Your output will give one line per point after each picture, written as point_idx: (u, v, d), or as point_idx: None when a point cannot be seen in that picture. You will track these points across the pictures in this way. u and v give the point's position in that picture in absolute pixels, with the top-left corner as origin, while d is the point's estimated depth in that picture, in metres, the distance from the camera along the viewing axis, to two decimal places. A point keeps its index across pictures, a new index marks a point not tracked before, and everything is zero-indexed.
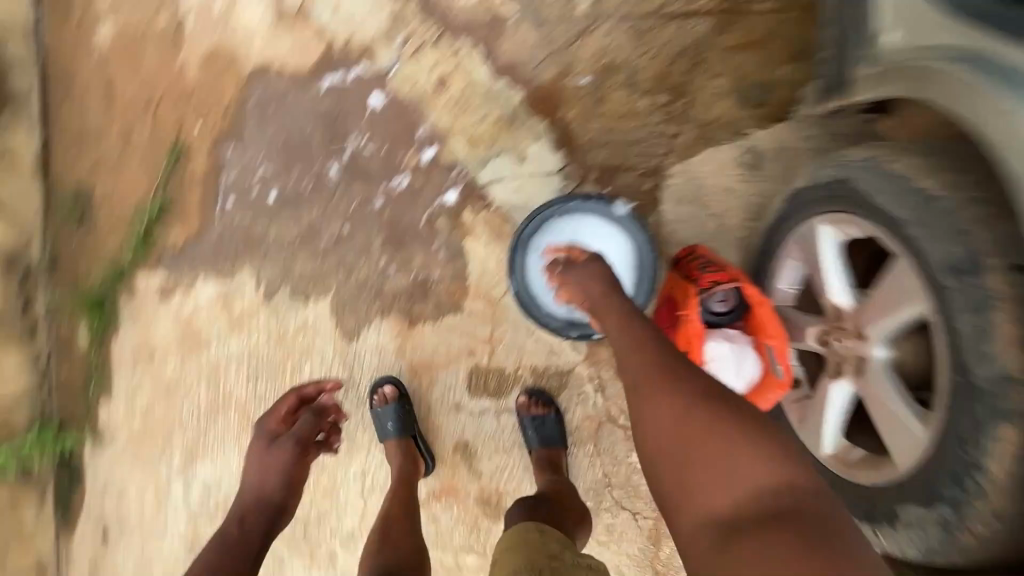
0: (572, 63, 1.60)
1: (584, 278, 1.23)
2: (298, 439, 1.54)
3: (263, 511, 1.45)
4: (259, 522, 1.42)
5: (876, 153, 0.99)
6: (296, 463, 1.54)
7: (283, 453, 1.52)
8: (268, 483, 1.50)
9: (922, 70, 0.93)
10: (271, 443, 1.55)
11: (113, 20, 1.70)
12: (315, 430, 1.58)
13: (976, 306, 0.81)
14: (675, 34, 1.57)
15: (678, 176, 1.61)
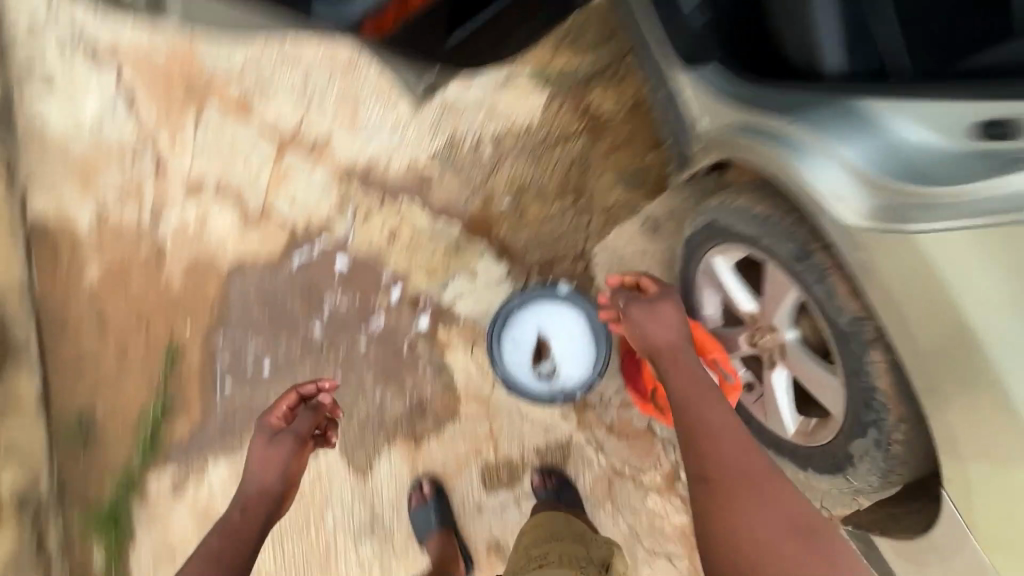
0: (492, 193, 2.01)
1: (663, 329, 1.34)
2: (296, 436, 1.54)
3: (261, 506, 1.44)
4: (256, 517, 1.42)
5: (722, 197, 1.34)
6: (295, 459, 1.53)
7: (283, 450, 1.50)
8: (269, 476, 1.48)
9: (728, 140, 1.33)
10: (273, 436, 1.53)
11: (98, 259, 1.96)
12: (314, 426, 1.56)
13: (819, 277, 1.09)
14: (562, 154, 2.02)
15: (601, 255, 1.99)
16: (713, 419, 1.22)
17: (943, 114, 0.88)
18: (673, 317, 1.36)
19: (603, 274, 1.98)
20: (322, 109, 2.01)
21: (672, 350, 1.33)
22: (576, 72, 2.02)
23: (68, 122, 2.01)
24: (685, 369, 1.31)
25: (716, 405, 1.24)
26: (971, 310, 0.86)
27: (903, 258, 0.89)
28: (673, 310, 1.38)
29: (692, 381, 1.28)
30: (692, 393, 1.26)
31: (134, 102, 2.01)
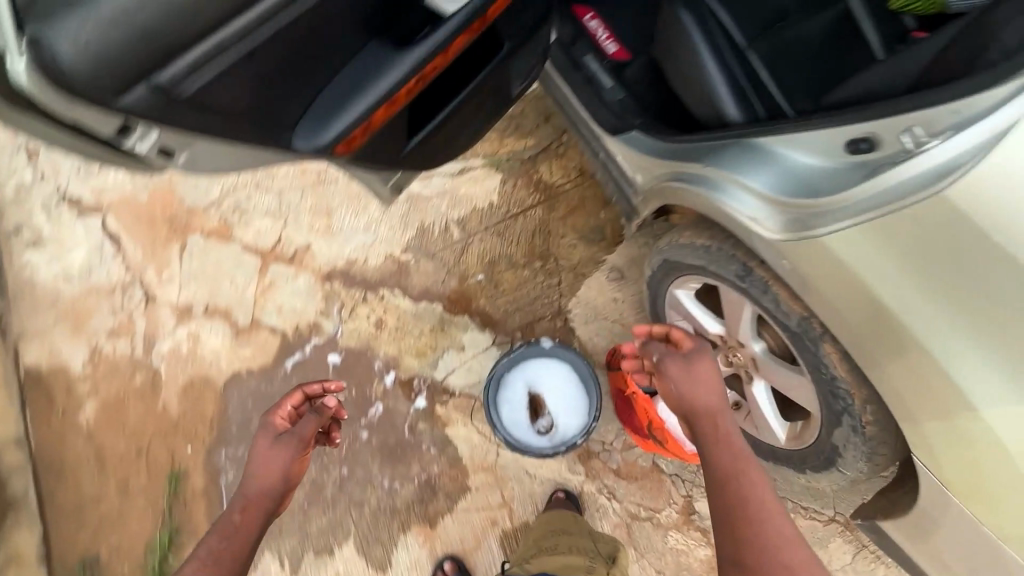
0: (465, 269, 2.16)
1: (700, 390, 1.30)
2: (300, 438, 1.36)
3: (256, 514, 1.25)
4: (249, 527, 1.23)
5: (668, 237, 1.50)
6: (296, 465, 1.34)
7: (286, 450, 1.32)
8: (269, 476, 1.30)
9: (660, 189, 1.51)
10: (276, 436, 1.36)
11: (94, 398, 2.03)
12: (319, 426, 1.38)
13: (764, 288, 1.23)
14: (524, 224, 2.21)
15: (578, 307, 2.11)
16: (753, 494, 1.16)
17: (820, 139, 1.01)
18: (711, 381, 1.32)
19: (581, 325, 2.09)
20: (298, 222, 2.18)
21: (709, 416, 1.29)
22: (523, 154, 2.27)
23: (57, 272, 2.12)
24: (723, 439, 1.26)
25: (756, 481, 1.18)
26: (894, 308, 0.89)
27: (812, 265, 0.98)
28: (710, 375, 1.33)
29: (730, 454, 1.22)
30: (730, 464, 1.21)
31: (121, 245, 2.15)
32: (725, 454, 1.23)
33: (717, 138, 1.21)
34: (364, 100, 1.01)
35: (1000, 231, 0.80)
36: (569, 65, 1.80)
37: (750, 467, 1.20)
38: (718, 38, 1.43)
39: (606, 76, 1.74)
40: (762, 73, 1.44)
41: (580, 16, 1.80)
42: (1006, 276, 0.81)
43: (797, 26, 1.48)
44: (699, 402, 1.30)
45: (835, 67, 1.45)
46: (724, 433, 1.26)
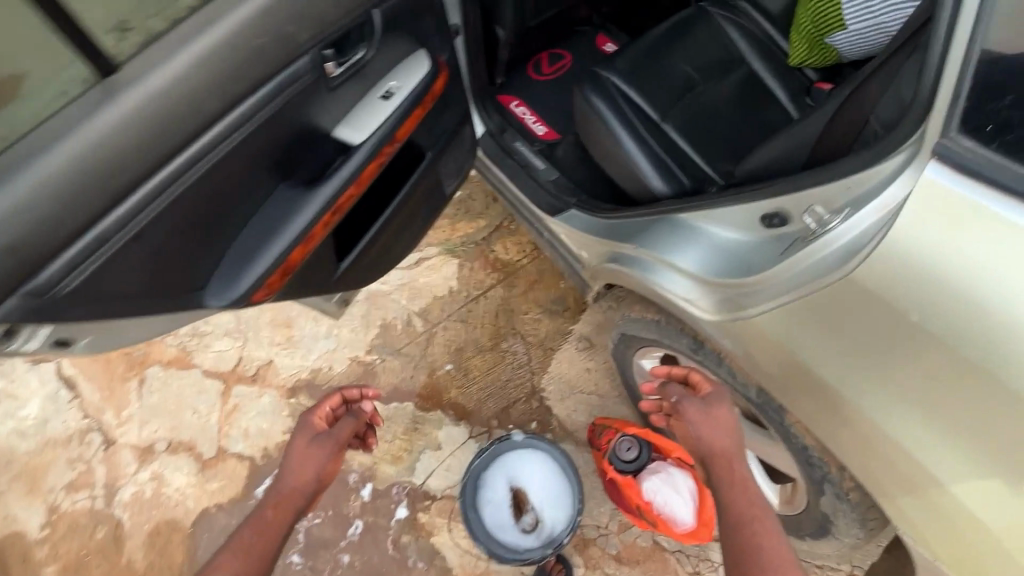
0: (433, 361, 2.11)
1: (715, 430, 1.11)
2: (337, 437, 1.28)
3: (288, 510, 1.15)
4: (279, 523, 1.11)
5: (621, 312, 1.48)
6: (330, 467, 1.26)
7: (325, 447, 1.25)
8: (306, 473, 1.20)
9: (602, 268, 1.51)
10: (314, 436, 1.27)
11: (54, 562, 1.90)
12: (355, 430, 1.32)
13: (720, 360, 1.20)
14: (486, 305, 2.19)
15: (552, 384, 2.04)
16: (764, 544, 0.94)
17: (736, 216, 1.02)
18: (727, 424, 1.11)
19: (557, 402, 2.01)
20: (258, 338, 2.14)
21: (724, 459, 1.08)
22: (476, 236, 2.29)
23: (11, 430, 2.03)
24: (736, 484, 1.04)
25: (770, 533, 0.96)
26: (836, 387, 0.85)
27: (750, 343, 0.96)
28: (728, 418, 1.12)
29: (741, 499, 1.01)
30: (738, 510, 1.00)
31: (77, 389, 2.08)
32: (734, 499, 1.02)
33: (648, 214, 1.23)
34: (283, 239, 1.03)
35: (919, 314, 0.74)
36: (501, 152, 1.82)
37: (764, 518, 0.98)
38: (631, 118, 1.47)
39: (535, 157, 1.80)
40: (681, 145, 1.47)
41: (506, 104, 1.93)
42: (941, 360, 0.74)
43: (708, 94, 1.53)
44: (712, 444, 1.09)
45: (752, 130, 1.50)
46: (739, 478, 1.05)
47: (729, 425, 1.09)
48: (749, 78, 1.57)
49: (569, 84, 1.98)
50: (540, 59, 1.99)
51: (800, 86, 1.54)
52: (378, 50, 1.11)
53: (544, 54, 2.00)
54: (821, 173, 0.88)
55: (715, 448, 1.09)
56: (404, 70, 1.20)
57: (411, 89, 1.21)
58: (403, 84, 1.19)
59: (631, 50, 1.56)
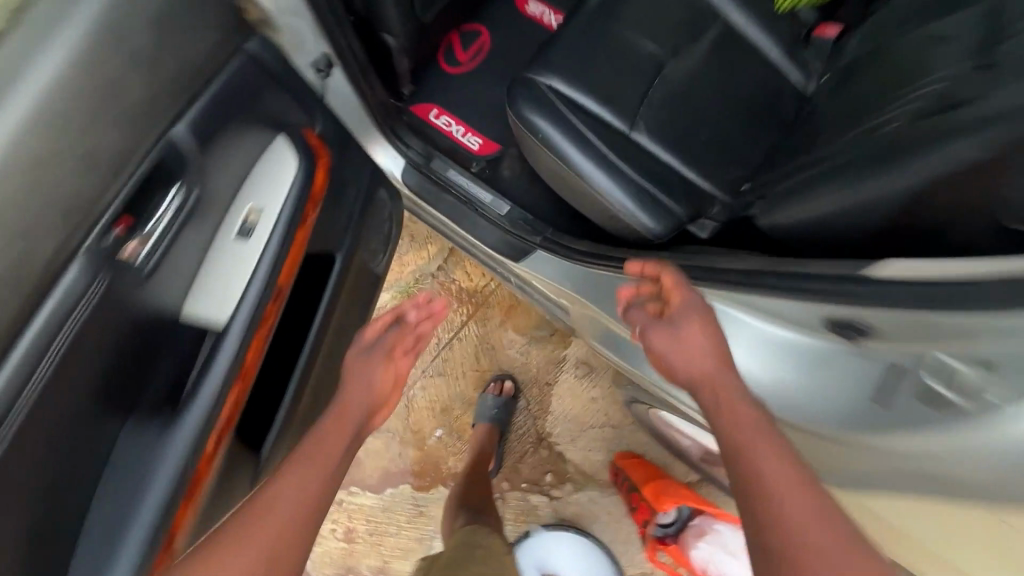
0: (420, 430, 1.83)
1: (688, 351, 0.77)
2: (391, 347, 0.97)
3: (348, 427, 0.84)
4: (342, 437, 0.80)
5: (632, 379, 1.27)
6: (386, 382, 0.94)
7: (380, 366, 0.94)
8: (352, 400, 0.88)
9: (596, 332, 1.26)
10: (364, 349, 0.97)
11: None
12: (406, 341, 0.99)
13: None
14: (462, 349, 1.89)
15: (558, 425, 1.78)
16: (773, 479, 0.59)
17: (795, 315, 0.76)
18: (709, 342, 0.76)
19: (569, 445, 1.76)
20: None
21: (705, 381, 0.73)
22: (430, 269, 1.93)
23: None
24: (728, 411, 0.69)
25: (787, 471, 0.59)
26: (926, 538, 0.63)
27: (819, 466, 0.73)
28: (708, 331, 0.78)
29: (734, 428, 0.66)
30: (735, 440, 0.64)
31: None
32: (726, 427, 0.67)
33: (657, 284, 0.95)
34: (150, 499, 0.71)
35: None
36: (432, 188, 1.43)
37: (773, 453, 0.61)
38: (590, 135, 1.09)
39: (477, 187, 1.42)
40: (664, 157, 1.11)
41: (425, 118, 1.54)
42: None
43: (683, 74, 1.14)
44: (683, 366, 0.76)
45: (748, 112, 1.14)
46: (735, 405, 0.69)
47: (705, 339, 0.76)
48: (727, 36, 1.18)
49: (496, 75, 1.58)
50: (453, 45, 1.58)
51: (794, 36, 1.18)
52: (204, 179, 0.76)
53: (456, 36, 1.58)
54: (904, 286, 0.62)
55: (693, 376, 0.75)
56: (260, 178, 0.86)
57: (277, 209, 0.87)
58: (265, 209, 0.85)
59: (570, 34, 1.15)
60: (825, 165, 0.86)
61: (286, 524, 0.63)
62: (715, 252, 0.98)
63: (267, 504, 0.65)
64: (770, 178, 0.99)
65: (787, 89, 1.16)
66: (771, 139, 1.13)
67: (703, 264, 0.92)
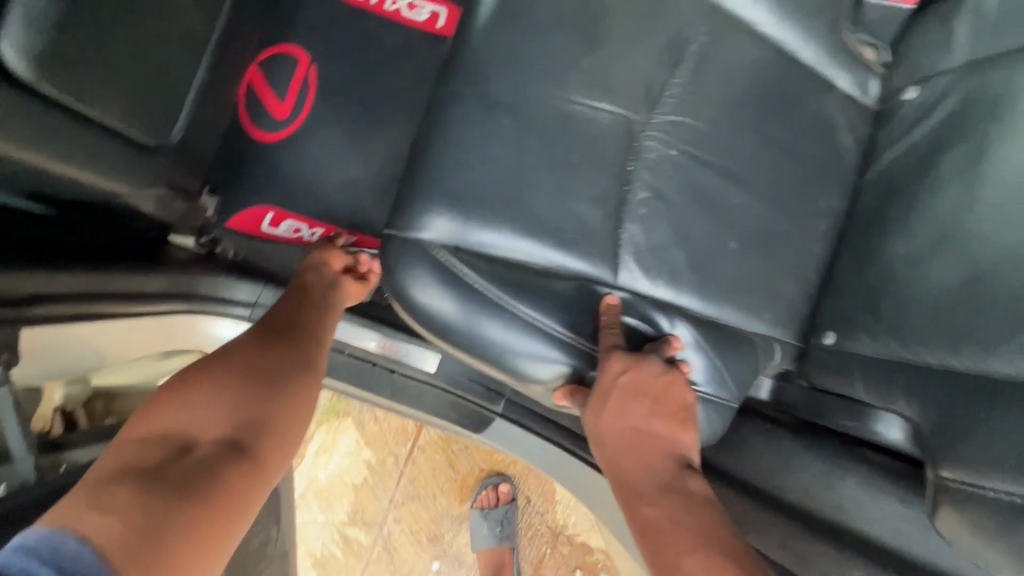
0: (411, 572, 1.46)
1: (632, 425, 0.54)
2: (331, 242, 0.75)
3: (314, 299, 0.66)
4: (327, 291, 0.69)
5: None
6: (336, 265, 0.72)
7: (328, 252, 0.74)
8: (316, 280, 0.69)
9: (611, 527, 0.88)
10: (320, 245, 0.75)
11: None
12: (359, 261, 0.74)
13: None
14: (429, 460, 1.49)
15: (571, 514, 1.48)
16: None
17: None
18: (639, 402, 0.54)
19: (591, 533, 1.47)
20: None
21: (631, 471, 0.52)
22: None
23: None
24: (651, 526, 0.47)
25: None
26: None
27: None
28: (631, 393, 0.54)
29: (656, 542, 0.46)
30: (666, 550, 0.44)
31: None
32: (645, 534, 0.47)
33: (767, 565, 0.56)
34: None
35: None
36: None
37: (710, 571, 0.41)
38: (550, 326, 0.61)
39: (364, 335, 0.89)
40: (681, 302, 0.64)
41: (254, 231, 0.89)
42: None
43: (669, 140, 0.64)
44: (616, 459, 0.53)
45: (787, 173, 0.67)
46: (672, 507, 0.48)
47: (634, 402, 0.54)
48: (729, 34, 0.66)
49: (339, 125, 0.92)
50: (255, 85, 0.91)
51: (837, 4, 0.66)
52: None
53: (258, 73, 0.91)
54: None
55: (631, 456, 0.53)
56: None
57: None
58: None
59: (458, 121, 0.61)
60: (1012, 387, 0.45)
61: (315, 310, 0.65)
62: (817, 479, 0.59)
63: (286, 316, 0.62)
64: (844, 339, 0.59)
65: (839, 110, 0.68)
66: (830, 211, 0.68)
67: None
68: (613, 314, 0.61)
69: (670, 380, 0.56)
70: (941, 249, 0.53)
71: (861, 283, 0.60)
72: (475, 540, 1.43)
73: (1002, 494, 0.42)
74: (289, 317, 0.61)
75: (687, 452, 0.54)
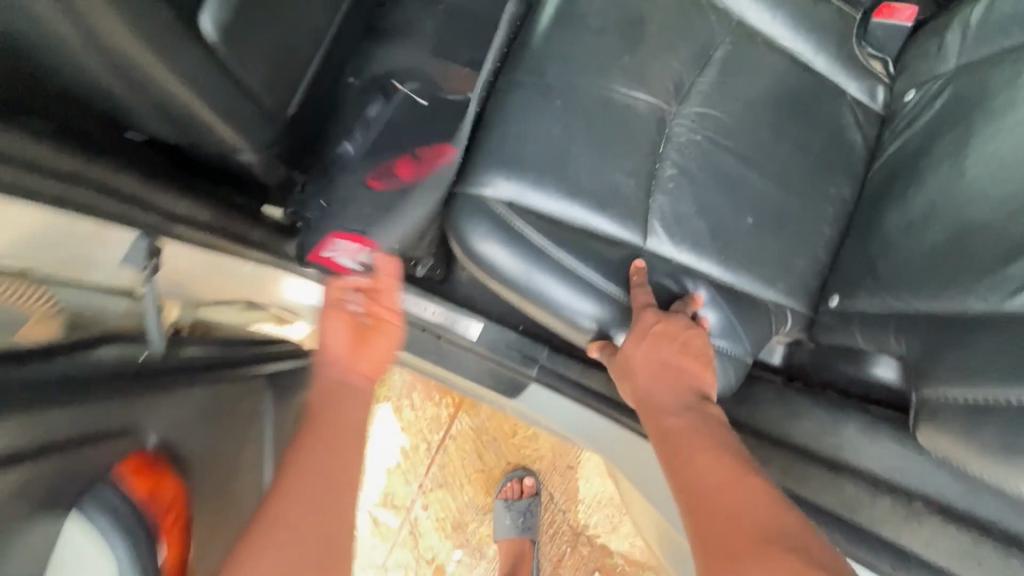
0: (435, 558, 1.51)
1: (661, 364, 0.64)
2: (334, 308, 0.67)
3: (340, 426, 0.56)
4: (356, 424, 0.58)
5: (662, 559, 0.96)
6: (350, 346, 0.65)
7: (338, 325, 0.66)
8: (337, 378, 0.61)
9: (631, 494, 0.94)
10: (326, 323, 0.66)
11: None
12: (376, 309, 0.69)
13: None
14: (459, 448, 1.56)
15: (592, 515, 1.51)
16: (705, 481, 0.52)
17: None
18: (668, 344, 0.65)
19: (612, 536, 1.50)
20: None
21: (659, 395, 0.63)
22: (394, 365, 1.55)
23: None
24: (670, 434, 0.58)
25: (724, 480, 0.52)
26: None
27: None
28: (660, 337, 0.65)
29: (674, 445, 0.57)
30: (681, 452, 0.56)
31: None
32: (666, 442, 0.58)
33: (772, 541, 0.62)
34: None
35: None
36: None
37: (716, 466, 0.53)
38: (587, 274, 0.71)
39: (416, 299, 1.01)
40: (701, 267, 0.74)
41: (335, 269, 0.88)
42: None
43: (696, 128, 0.75)
44: (643, 385, 0.64)
45: (801, 163, 0.77)
46: (693, 423, 0.59)
47: (662, 347, 0.64)
48: (752, 44, 0.78)
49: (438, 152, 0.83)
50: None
51: (847, 22, 0.78)
52: None
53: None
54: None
55: (659, 388, 0.63)
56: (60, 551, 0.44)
57: None
58: None
59: (519, 102, 0.74)
60: (987, 320, 0.52)
61: (339, 463, 0.53)
62: (820, 423, 0.65)
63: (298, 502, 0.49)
64: (848, 298, 0.66)
65: (849, 112, 0.78)
66: (839, 199, 0.77)
67: (851, 508, 0.58)
68: (642, 276, 0.71)
69: (695, 333, 0.66)
70: (931, 216, 0.62)
71: (864, 253, 0.68)
72: (496, 530, 1.47)
73: (969, 399, 0.49)
74: (306, 503, 0.49)
75: (705, 387, 0.64)
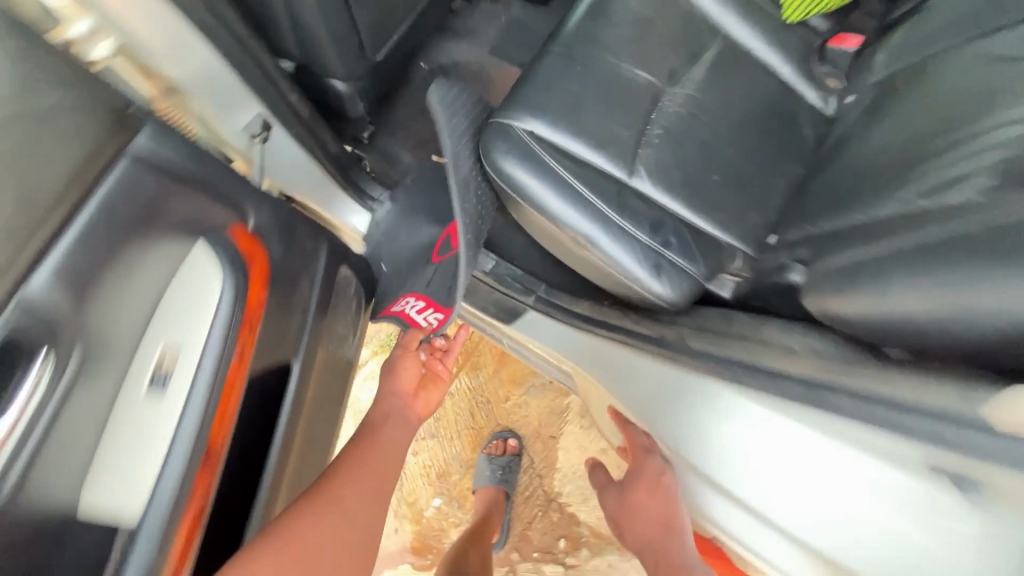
0: (416, 500, 1.63)
1: (657, 507, 0.92)
2: (405, 346, 1.11)
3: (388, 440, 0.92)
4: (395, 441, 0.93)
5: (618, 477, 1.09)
6: (410, 381, 1.09)
7: (406, 365, 1.10)
8: (393, 405, 1.04)
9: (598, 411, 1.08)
10: (394, 359, 1.11)
11: None
12: (434, 364, 1.17)
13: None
14: (453, 404, 1.69)
15: (567, 484, 1.63)
16: None
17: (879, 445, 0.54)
18: (661, 495, 0.92)
19: (582, 506, 1.60)
20: None
21: (653, 532, 0.93)
22: None
23: None
24: (668, 561, 0.87)
25: None
26: None
27: None
28: (652, 484, 0.93)
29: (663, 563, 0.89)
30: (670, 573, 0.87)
31: None
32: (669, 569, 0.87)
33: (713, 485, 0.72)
34: None
35: None
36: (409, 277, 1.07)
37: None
38: (576, 184, 0.92)
39: None
40: (672, 205, 0.93)
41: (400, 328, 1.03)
42: None
43: (682, 104, 0.98)
44: (650, 526, 0.93)
45: (762, 143, 0.98)
46: (677, 550, 0.88)
47: (660, 499, 0.92)
48: (734, 53, 1.01)
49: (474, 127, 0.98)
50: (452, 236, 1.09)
51: (810, 47, 1.01)
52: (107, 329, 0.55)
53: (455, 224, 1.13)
54: (960, 432, 0.47)
55: (659, 524, 0.92)
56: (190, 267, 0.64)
57: (204, 337, 0.63)
58: (183, 342, 0.62)
59: (551, 67, 0.98)
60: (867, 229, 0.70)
61: (388, 457, 0.88)
62: (749, 324, 0.82)
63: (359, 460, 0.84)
64: None
65: (805, 113, 1.00)
66: (790, 174, 0.97)
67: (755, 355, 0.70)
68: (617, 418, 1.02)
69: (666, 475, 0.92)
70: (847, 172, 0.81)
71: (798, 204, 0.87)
72: (476, 480, 1.59)
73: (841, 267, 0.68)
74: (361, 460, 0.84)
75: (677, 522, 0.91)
